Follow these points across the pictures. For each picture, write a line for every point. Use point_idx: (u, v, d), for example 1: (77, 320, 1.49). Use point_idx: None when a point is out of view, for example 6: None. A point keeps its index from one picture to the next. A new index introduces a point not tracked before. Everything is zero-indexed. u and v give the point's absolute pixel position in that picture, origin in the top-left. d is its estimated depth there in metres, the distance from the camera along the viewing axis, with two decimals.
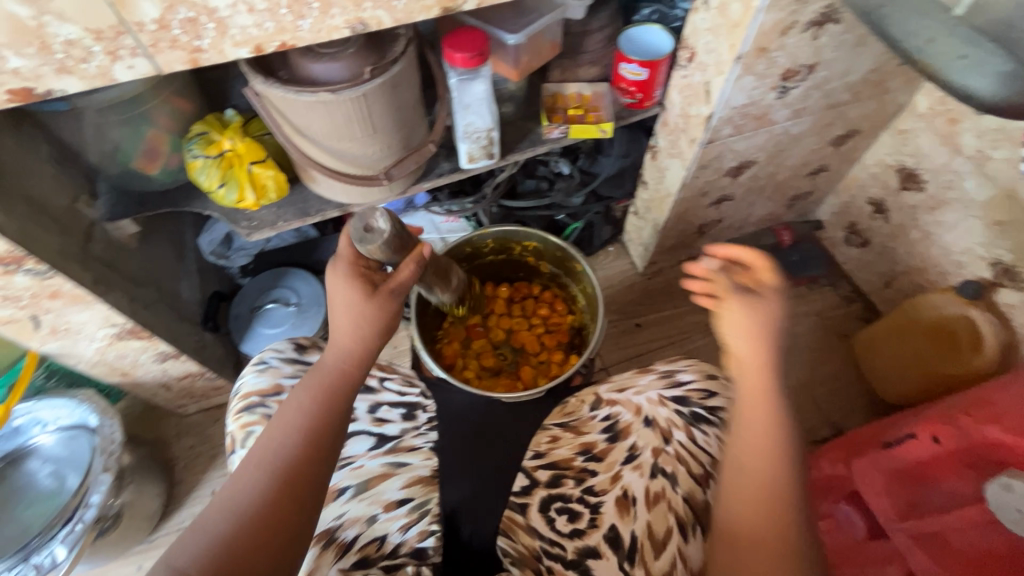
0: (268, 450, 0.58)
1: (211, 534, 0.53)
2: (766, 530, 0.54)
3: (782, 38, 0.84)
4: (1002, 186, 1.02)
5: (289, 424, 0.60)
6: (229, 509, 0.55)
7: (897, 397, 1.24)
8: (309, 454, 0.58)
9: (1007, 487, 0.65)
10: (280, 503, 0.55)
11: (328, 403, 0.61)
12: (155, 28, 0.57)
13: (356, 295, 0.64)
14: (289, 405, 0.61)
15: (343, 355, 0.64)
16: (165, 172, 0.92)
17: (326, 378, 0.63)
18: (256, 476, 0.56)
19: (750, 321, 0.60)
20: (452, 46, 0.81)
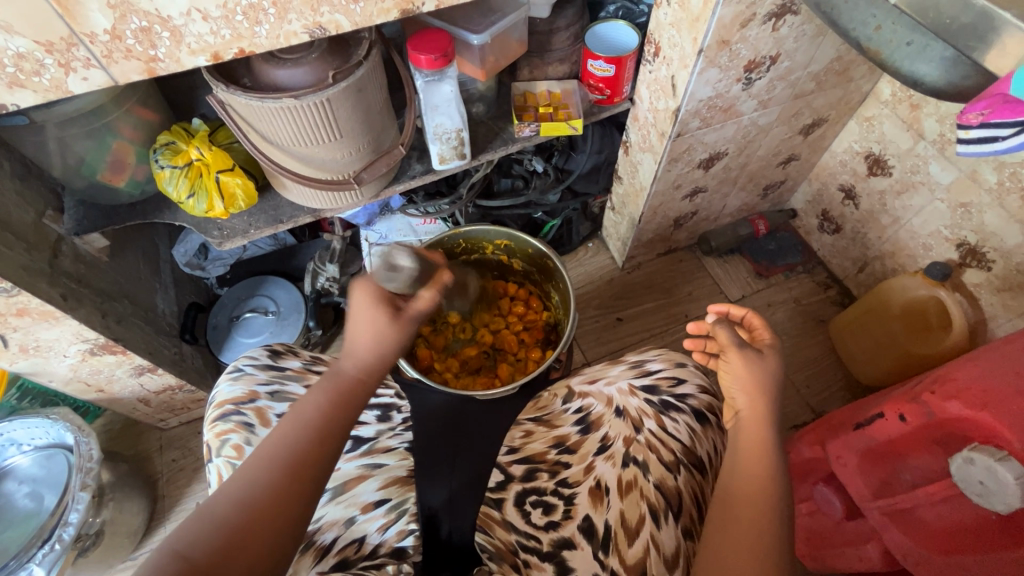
0: (276, 444, 0.57)
1: (216, 519, 0.52)
2: (755, 533, 0.55)
3: (742, 31, 0.86)
4: (964, 169, 1.04)
5: (303, 422, 0.59)
6: (232, 498, 0.53)
7: (874, 379, 1.25)
8: (319, 450, 0.58)
9: (970, 460, 0.63)
10: (286, 496, 0.54)
11: (343, 408, 0.61)
12: (107, 38, 0.56)
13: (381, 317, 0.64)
14: (305, 404, 0.60)
15: (361, 364, 0.63)
16: (132, 184, 0.90)
17: (339, 383, 0.62)
18: (264, 468, 0.55)
19: (745, 367, 0.64)
20: (417, 48, 0.81)
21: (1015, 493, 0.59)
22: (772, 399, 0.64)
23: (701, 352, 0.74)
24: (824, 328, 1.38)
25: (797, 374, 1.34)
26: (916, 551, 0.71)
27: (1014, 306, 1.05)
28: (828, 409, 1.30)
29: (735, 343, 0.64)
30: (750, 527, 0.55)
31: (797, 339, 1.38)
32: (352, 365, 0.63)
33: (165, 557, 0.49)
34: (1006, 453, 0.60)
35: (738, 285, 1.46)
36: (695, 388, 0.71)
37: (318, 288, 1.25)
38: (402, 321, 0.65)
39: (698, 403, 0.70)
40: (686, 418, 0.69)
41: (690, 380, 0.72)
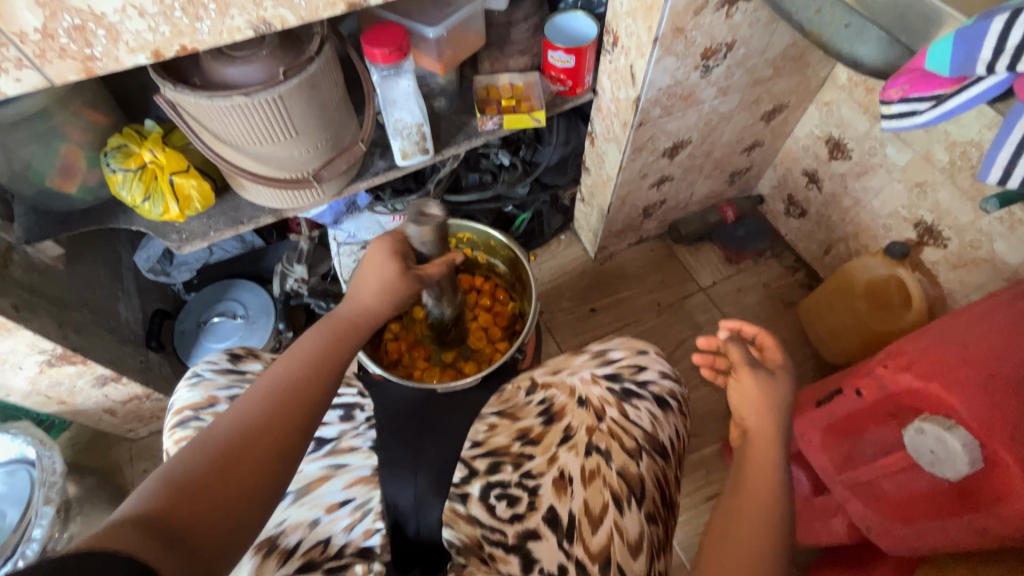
0: (271, 375, 0.58)
1: (208, 441, 0.51)
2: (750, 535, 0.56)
3: (696, 18, 0.87)
4: (918, 149, 1.07)
5: (298, 358, 0.60)
6: (229, 423, 0.53)
7: (840, 355, 1.27)
8: (315, 377, 0.59)
9: (921, 430, 0.64)
10: (282, 417, 0.55)
11: (339, 343, 0.64)
12: (39, 37, 0.54)
13: (392, 270, 0.70)
14: (301, 345, 0.62)
15: (359, 308, 0.68)
16: (84, 190, 0.88)
17: (335, 325, 0.66)
18: (260, 395, 0.56)
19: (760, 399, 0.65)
20: (371, 43, 0.80)
21: (962, 459, 0.60)
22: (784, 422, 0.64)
23: (710, 368, 0.75)
24: (793, 311, 1.41)
25: None
26: (878, 522, 0.74)
27: (969, 282, 1.09)
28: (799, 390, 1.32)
29: (747, 362, 0.66)
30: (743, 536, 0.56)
31: (767, 323, 1.40)
32: (350, 308, 0.68)
33: (158, 487, 0.47)
34: (954, 422, 0.62)
35: (709, 271, 1.48)
36: (656, 374, 0.74)
37: (287, 290, 1.23)
38: (410, 276, 0.71)
39: (659, 390, 0.72)
40: (648, 406, 0.71)
41: (652, 366, 0.75)
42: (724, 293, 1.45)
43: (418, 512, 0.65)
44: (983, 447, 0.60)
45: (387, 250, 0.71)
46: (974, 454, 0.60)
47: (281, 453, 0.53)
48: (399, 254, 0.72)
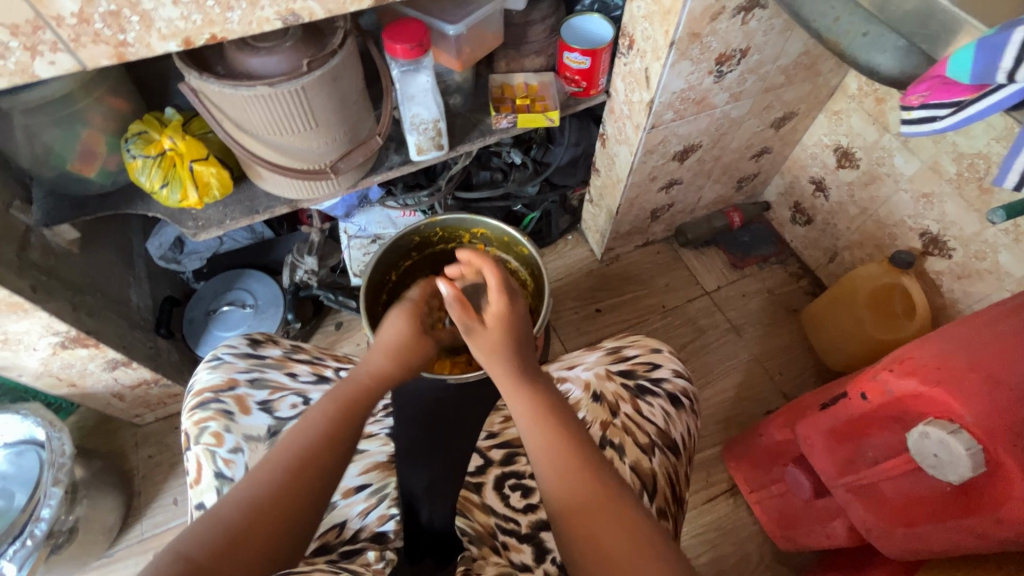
0: (281, 450, 0.58)
1: (222, 524, 0.52)
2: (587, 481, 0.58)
3: (712, 23, 0.88)
4: (927, 160, 1.08)
5: (309, 426, 0.60)
6: (241, 501, 0.54)
7: (841, 364, 1.29)
8: (330, 450, 0.59)
9: (925, 434, 0.65)
10: (296, 494, 0.56)
11: (350, 411, 0.63)
12: (74, 22, 0.56)
13: (408, 327, 0.75)
14: (314, 412, 0.62)
15: (371, 373, 0.68)
16: (103, 175, 0.89)
17: (345, 390, 0.65)
18: (274, 474, 0.56)
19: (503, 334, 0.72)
20: (392, 38, 0.81)
21: (965, 463, 0.61)
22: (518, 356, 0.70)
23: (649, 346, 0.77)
24: (797, 317, 1.42)
25: (771, 362, 1.37)
26: (878, 525, 0.76)
27: (973, 292, 1.10)
28: (800, 395, 1.33)
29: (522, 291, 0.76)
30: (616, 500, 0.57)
31: (770, 328, 1.41)
32: (366, 375, 0.68)
33: (167, 559, 0.49)
34: (959, 426, 0.62)
35: (714, 276, 1.49)
36: (670, 372, 0.76)
37: (296, 281, 1.25)
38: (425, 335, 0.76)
39: (672, 387, 0.75)
40: (661, 403, 0.73)
41: (666, 365, 0.77)
42: (730, 298, 1.46)
43: (428, 498, 0.66)
44: (986, 450, 0.61)
45: (409, 315, 0.76)
46: (975, 458, 0.61)
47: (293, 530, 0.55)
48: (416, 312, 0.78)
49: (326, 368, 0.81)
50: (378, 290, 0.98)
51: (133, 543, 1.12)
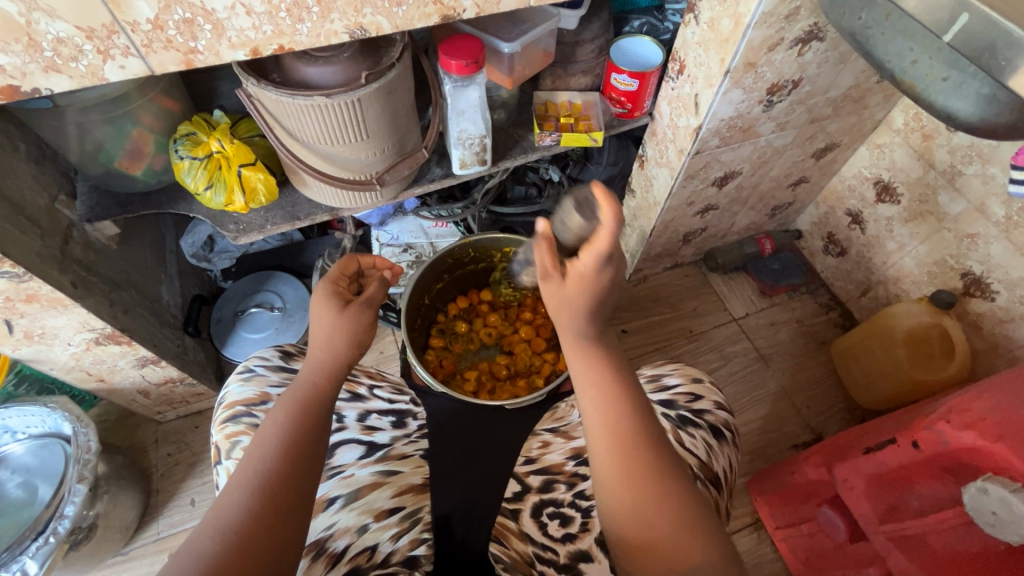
0: (244, 469, 0.56)
1: (197, 556, 0.51)
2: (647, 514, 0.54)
3: (769, 54, 0.87)
4: (974, 200, 1.06)
5: (268, 442, 0.58)
6: (213, 528, 0.53)
7: (875, 402, 1.26)
8: (291, 459, 0.57)
9: (983, 490, 0.64)
10: (269, 513, 0.54)
11: (305, 416, 0.61)
12: (149, 27, 0.56)
13: (330, 308, 0.68)
14: (265, 426, 0.60)
15: (317, 368, 0.65)
16: (148, 173, 0.89)
17: (300, 394, 0.63)
18: (236, 494, 0.54)
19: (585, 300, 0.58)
20: (448, 53, 0.81)
21: None
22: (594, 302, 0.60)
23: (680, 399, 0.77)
24: (826, 350, 1.40)
25: (798, 394, 1.35)
26: None
27: (1015, 337, 1.08)
28: (828, 430, 1.31)
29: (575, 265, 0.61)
30: (671, 487, 0.55)
31: (798, 359, 1.39)
32: (315, 372, 0.65)
33: None
34: (1020, 485, 0.61)
35: (742, 302, 1.47)
36: (712, 405, 0.77)
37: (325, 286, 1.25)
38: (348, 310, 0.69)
39: (715, 420, 0.75)
40: (704, 435, 0.73)
41: (707, 397, 0.78)
42: (758, 326, 1.44)
43: (461, 513, 0.69)
44: None
45: (323, 296, 0.70)
46: None
47: (282, 550, 0.53)
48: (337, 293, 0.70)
49: (360, 385, 0.77)
50: (413, 314, 0.98)
51: (148, 542, 1.11)
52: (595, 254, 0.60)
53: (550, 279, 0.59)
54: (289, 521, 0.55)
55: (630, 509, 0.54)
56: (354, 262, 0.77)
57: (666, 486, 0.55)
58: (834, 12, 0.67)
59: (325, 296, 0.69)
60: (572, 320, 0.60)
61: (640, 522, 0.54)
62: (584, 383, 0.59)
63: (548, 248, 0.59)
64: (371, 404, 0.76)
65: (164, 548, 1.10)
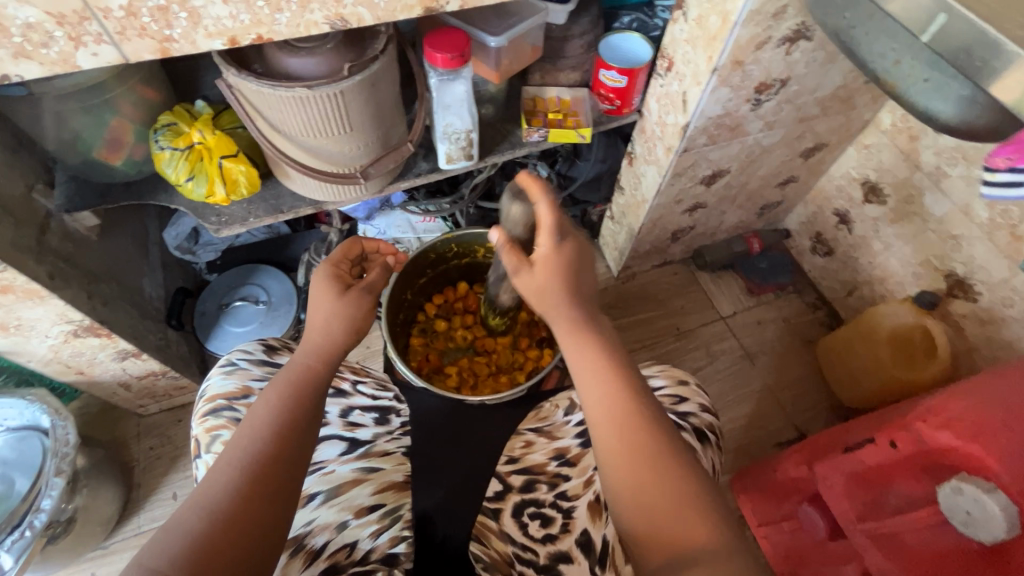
0: (235, 448, 0.56)
1: (180, 533, 0.50)
2: (653, 494, 0.53)
3: (756, 52, 0.87)
4: (958, 202, 1.07)
5: (260, 420, 0.58)
6: (198, 504, 0.52)
7: (857, 402, 1.27)
8: (281, 439, 0.57)
9: (957, 489, 0.64)
10: (255, 493, 0.53)
11: (301, 397, 0.61)
12: (122, 15, 0.55)
13: (330, 292, 0.69)
14: (258, 404, 0.59)
15: (311, 352, 0.65)
16: (128, 164, 0.88)
17: (294, 376, 0.62)
18: (224, 472, 0.54)
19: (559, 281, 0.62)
20: (433, 46, 0.80)
21: (1000, 525, 0.60)
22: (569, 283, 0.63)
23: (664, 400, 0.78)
24: (811, 349, 1.41)
25: (783, 393, 1.36)
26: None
27: (996, 338, 1.09)
28: (812, 428, 1.32)
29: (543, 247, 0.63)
30: (676, 467, 0.54)
31: (784, 358, 1.40)
32: (311, 356, 0.65)
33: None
34: (994, 485, 0.62)
35: (730, 301, 1.47)
36: (697, 407, 0.77)
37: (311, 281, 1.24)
38: (349, 296, 0.69)
39: (699, 422, 0.76)
40: (686, 435, 0.74)
41: (691, 399, 0.79)
42: (745, 324, 1.44)
43: (443, 510, 0.68)
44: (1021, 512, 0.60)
45: (325, 277, 0.70)
46: (1011, 520, 0.60)
47: (268, 531, 0.53)
48: (339, 278, 0.71)
49: (344, 380, 0.76)
50: (395, 310, 0.98)
51: (128, 537, 1.10)
52: (563, 234, 0.64)
53: (520, 272, 0.64)
54: (274, 503, 0.54)
55: (635, 495, 0.53)
56: (358, 245, 0.78)
57: (670, 466, 0.54)
58: (819, 11, 0.67)
59: (326, 278, 0.70)
60: (556, 302, 0.63)
61: (642, 508, 0.53)
62: (581, 371, 0.60)
63: (508, 247, 0.65)
64: (354, 399, 0.76)
65: (145, 543, 1.09)
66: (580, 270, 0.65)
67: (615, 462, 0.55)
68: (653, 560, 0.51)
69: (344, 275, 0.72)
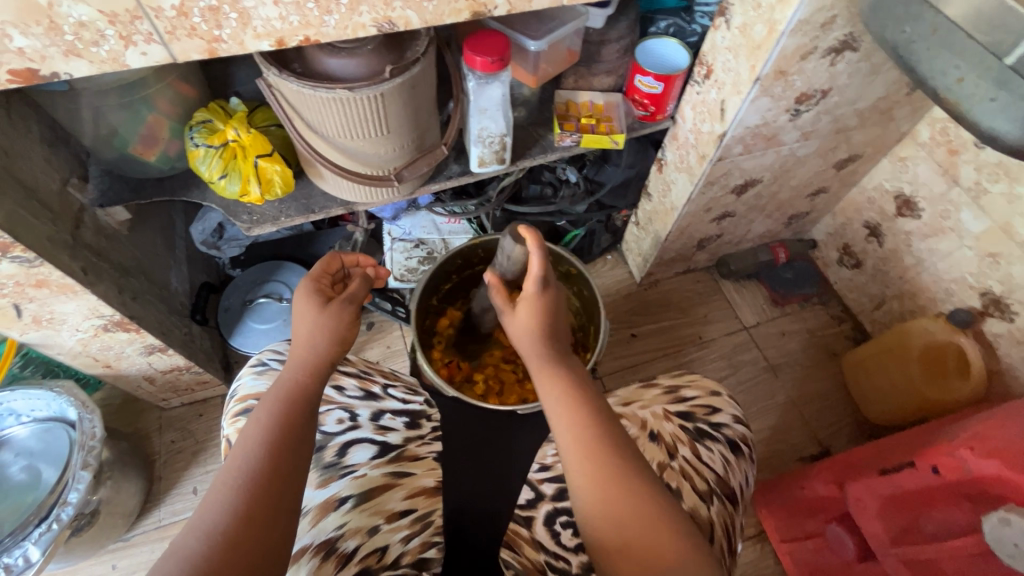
0: (230, 471, 0.55)
1: (184, 555, 0.50)
2: (620, 520, 0.55)
3: (801, 63, 0.85)
4: (998, 219, 1.04)
5: (252, 439, 0.58)
6: (197, 528, 0.52)
7: (884, 418, 1.25)
8: (276, 457, 0.57)
9: (1005, 521, 0.63)
10: (257, 512, 0.53)
11: (292, 412, 0.60)
12: (174, 14, 0.54)
13: (312, 307, 0.68)
14: (248, 424, 0.59)
15: (298, 366, 0.64)
16: (162, 160, 0.87)
17: (284, 390, 0.62)
18: (221, 494, 0.54)
19: (537, 321, 0.67)
20: (473, 49, 0.79)
21: None
22: (551, 317, 0.68)
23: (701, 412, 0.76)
24: (836, 362, 1.39)
25: (806, 407, 1.34)
26: None
27: None
28: (835, 444, 1.30)
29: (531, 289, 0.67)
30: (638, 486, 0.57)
31: (808, 369, 1.38)
32: (295, 372, 0.64)
33: None
34: None
35: (754, 311, 1.45)
36: (730, 418, 0.76)
37: None
38: (330, 309, 0.68)
39: (732, 434, 0.75)
40: (721, 448, 0.73)
41: (725, 409, 0.77)
42: (768, 335, 1.42)
43: (470, 514, 0.68)
44: None
45: (307, 292, 0.70)
46: None
47: (270, 550, 0.53)
48: (319, 291, 0.70)
49: (373, 384, 0.75)
50: (422, 316, 0.97)
51: (149, 530, 1.11)
52: (547, 281, 0.68)
53: (506, 313, 0.70)
54: (279, 517, 0.54)
55: (608, 522, 0.56)
56: (338, 260, 0.76)
57: (630, 485, 0.57)
58: (876, 24, 0.65)
59: (306, 294, 0.69)
60: (539, 345, 0.66)
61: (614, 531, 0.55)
62: (552, 396, 0.63)
63: (499, 287, 0.72)
64: (385, 404, 0.74)
65: (165, 536, 1.10)
66: (557, 311, 0.69)
67: (584, 486, 0.58)
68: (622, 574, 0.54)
69: (324, 289, 0.71)
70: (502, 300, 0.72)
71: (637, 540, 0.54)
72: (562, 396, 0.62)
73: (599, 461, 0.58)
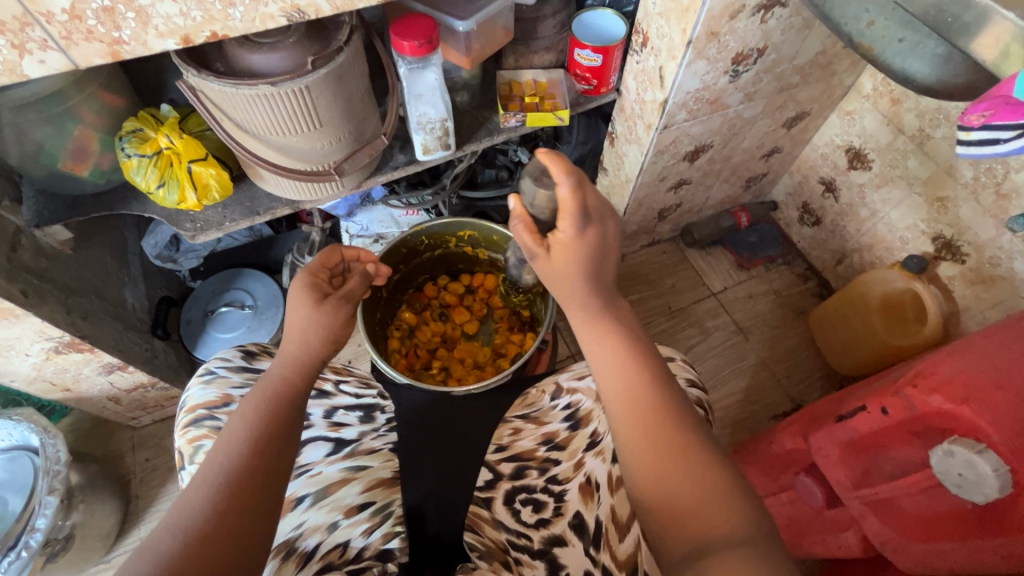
0: (212, 468, 0.55)
1: (156, 553, 0.49)
2: (677, 485, 0.51)
3: (731, 22, 0.85)
4: (942, 162, 1.06)
5: (234, 437, 0.57)
6: (174, 526, 0.51)
7: (852, 369, 1.27)
8: (259, 453, 0.56)
9: (949, 452, 0.65)
10: (232, 512, 0.52)
11: (276, 410, 0.60)
12: (66, 18, 0.53)
13: (308, 302, 0.68)
14: (234, 419, 0.59)
15: (287, 364, 0.64)
16: (96, 173, 0.86)
17: (269, 389, 0.62)
18: (200, 492, 0.53)
19: (582, 262, 0.62)
20: (400, 34, 0.78)
21: (992, 483, 0.61)
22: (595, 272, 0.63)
23: None
24: (804, 320, 1.41)
25: (776, 366, 1.36)
26: (895, 538, 0.73)
27: (985, 298, 1.09)
28: (807, 399, 1.33)
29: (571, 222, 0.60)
30: (688, 444, 0.53)
31: (776, 329, 1.40)
32: (284, 370, 0.64)
33: None
34: (984, 446, 0.62)
35: (720, 276, 1.47)
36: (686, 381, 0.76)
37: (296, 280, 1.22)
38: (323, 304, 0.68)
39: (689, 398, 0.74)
40: None
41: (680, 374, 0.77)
42: (736, 299, 1.44)
43: (433, 503, 0.69)
44: (1012, 471, 0.61)
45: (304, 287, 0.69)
46: (1002, 479, 0.61)
47: (246, 551, 0.52)
48: (316, 286, 0.70)
49: (325, 381, 0.75)
50: (372, 309, 0.97)
51: (129, 550, 1.10)
52: (587, 216, 0.61)
53: (537, 255, 0.65)
54: (255, 517, 0.53)
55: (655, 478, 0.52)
56: (339, 254, 0.76)
57: (683, 449, 0.53)
58: None
59: (303, 288, 0.69)
60: (573, 290, 0.63)
61: (663, 491, 0.52)
62: (602, 363, 0.59)
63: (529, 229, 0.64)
64: (337, 399, 0.74)
65: None
66: (603, 253, 0.63)
67: (633, 446, 0.54)
68: (674, 549, 0.50)
69: (321, 281, 0.71)
70: (530, 237, 0.65)
71: (687, 501, 0.51)
72: (612, 362, 0.59)
73: (651, 430, 0.54)
